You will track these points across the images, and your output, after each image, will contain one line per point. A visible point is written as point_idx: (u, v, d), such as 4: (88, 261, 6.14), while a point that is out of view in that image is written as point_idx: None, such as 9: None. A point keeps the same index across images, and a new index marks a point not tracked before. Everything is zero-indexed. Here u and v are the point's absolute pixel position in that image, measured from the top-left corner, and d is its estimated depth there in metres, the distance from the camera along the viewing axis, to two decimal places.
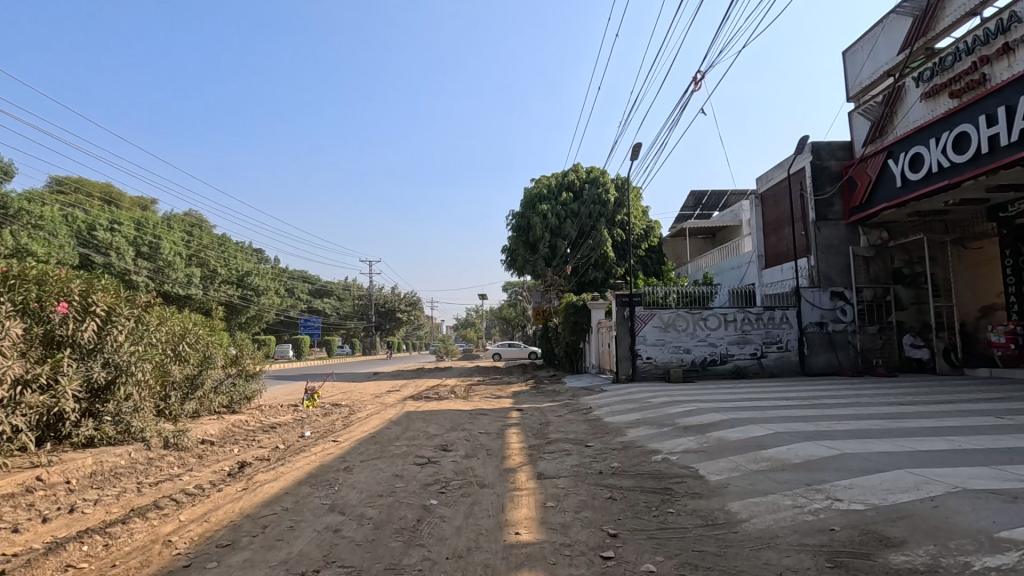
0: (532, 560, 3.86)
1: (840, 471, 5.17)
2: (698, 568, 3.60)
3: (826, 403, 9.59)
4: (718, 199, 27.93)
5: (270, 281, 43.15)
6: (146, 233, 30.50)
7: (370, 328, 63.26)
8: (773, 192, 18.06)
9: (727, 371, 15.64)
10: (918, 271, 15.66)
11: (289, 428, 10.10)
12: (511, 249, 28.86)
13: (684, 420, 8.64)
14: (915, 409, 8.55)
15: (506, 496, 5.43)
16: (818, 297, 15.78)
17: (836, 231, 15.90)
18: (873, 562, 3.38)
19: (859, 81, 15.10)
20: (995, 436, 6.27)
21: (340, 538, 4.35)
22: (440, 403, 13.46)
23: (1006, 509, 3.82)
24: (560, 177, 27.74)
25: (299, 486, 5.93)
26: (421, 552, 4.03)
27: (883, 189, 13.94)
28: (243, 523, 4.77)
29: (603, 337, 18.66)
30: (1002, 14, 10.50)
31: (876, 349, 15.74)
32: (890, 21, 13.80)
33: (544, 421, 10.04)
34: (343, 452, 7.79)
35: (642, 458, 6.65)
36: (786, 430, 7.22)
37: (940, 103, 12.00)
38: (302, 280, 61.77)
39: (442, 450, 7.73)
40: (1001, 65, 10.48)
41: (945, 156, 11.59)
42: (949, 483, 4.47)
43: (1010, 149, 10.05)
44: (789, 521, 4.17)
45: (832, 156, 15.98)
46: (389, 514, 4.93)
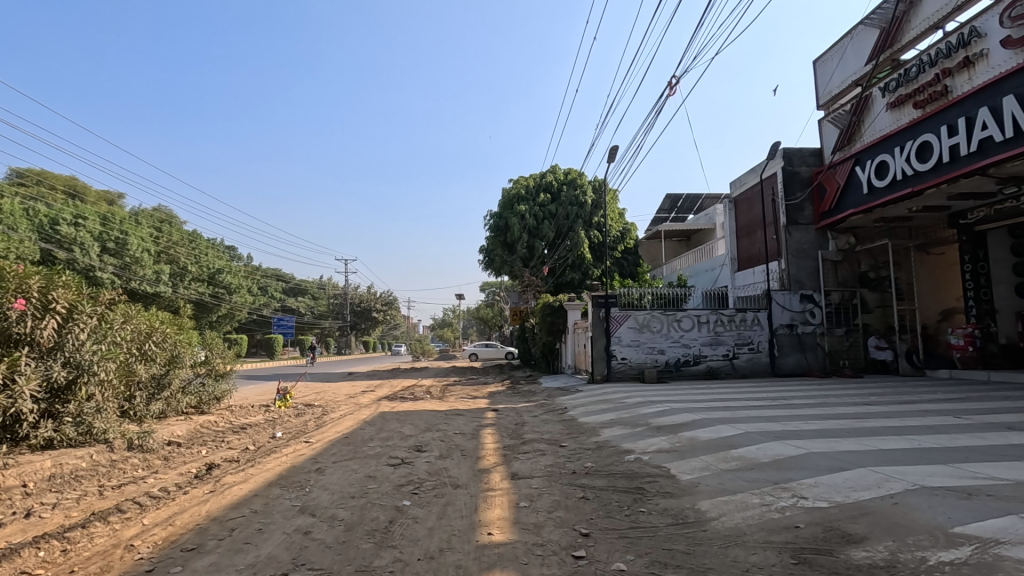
0: (504, 560, 3.86)
1: (807, 470, 5.30)
2: (668, 566, 3.64)
3: (794, 403, 9.84)
4: (693, 202, 28.46)
5: (242, 279, 42.22)
6: (113, 229, 29.69)
7: (345, 328, 62.54)
8: (746, 196, 18.42)
9: (700, 372, 15.88)
10: (883, 275, 16.15)
11: (261, 429, 9.93)
12: (488, 249, 28.80)
13: (657, 420, 8.76)
14: (877, 409, 8.83)
15: (480, 496, 5.43)
16: (789, 299, 16.15)
17: (806, 236, 16.28)
18: (835, 558, 3.47)
19: (829, 89, 15.50)
20: (953, 435, 6.52)
21: (311, 540, 4.29)
22: (415, 404, 13.38)
23: (962, 506, 3.97)
24: (538, 178, 27.91)
25: (269, 487, 5.84)
26: (393, 554, 4.00)
27: (851, 195, 14.36)
28: (210, 526, 4.65)
29: (579, 338, 18.79)
30: (962, 28, 10.89)
31: (843, 350, 16.14)
32: (859, 32, 14.21)
33: (520, 421, 10.07)
34: (315, 453, 7.68)
35: (616, 457, 6.73)
36: (755, 430, 7.37)
37: (904, 113, 12.38)
38: (277, 278, 60.76)
39: (416, 451, 7.68)
40: (962, 77, 10.86)
41: (909, 164, 11.98)
42: (908, 481, 4.62)
43: (970, 158, 10.46)
44: (756, 519, 4.26)
45: (803, 163, 16.36)
46: (361, 515, 4.89)
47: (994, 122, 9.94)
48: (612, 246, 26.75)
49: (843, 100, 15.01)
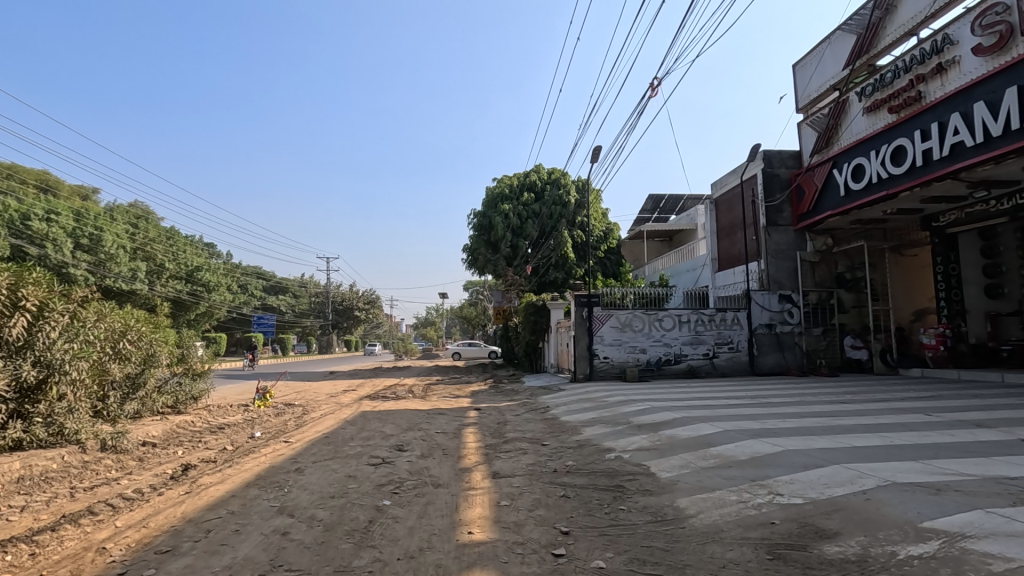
0: (484, 558, 3.86)
1: (783, 467, 5.40)
2: (646, 563, 3.68)
3: (771, 402, 9.99)
4: (675, 203, 28.76)
5: (221, 276, 41.58)
6: (87, 225, 29.04)
7: (326, 326, 61.86)
8: (727, 197, 18.64)
9: (681, 371, 16.04)
10: (859, 276, 16.48)
11: (239, 428, 9.79)
12: (471, 249, 28.75)
13: (638, 418, 8.85)
14: (852, 408, 9.00)
15: (460, 495, 5.40)
16: (767, 299, 16.40)
17: (785, 236, 16.53)
18: (809, 553, 3.54)
19: (808, 93, 15.77)
20: (924, 432, 6.70)
21: (289, 542, 4.24)
22: (397, 403, 13.30)
23: (931, 501, 4.08)
24: (522, 178, 27.94)
25: (246, 489, 5.75)
26: (372, 554, 3.98)
27: (829, 197, 14.62)
28: (185, 528, 4.58)
29: (562, 337, 18.85)
30: (936, 36, 11.14)
31: (820, 349, 16.42)
32: (836, 37, 14.49)
33: (502, 421, 10.06)
34: (295, 453, 7.59)
35: (597, 455, 6.79)
36: (732, 427, 7.49)
37: (880, 118, 12.64)
38: (257, 276, 59.89)
39: (397, 451, 7.62)
40: (935, 83, 11.12)
41: (884, 167, 12.25)
42: (880, 477, 4.73)
43: (942, 163, 10.74)
44: (734, 516, 4.32)
45: (782, 164, 16.60)
46: (341, 515, 4.85)
47: (965, 127, 10.20)
48: (595, 245, 26.84)
49: (821, 104, 15.28)
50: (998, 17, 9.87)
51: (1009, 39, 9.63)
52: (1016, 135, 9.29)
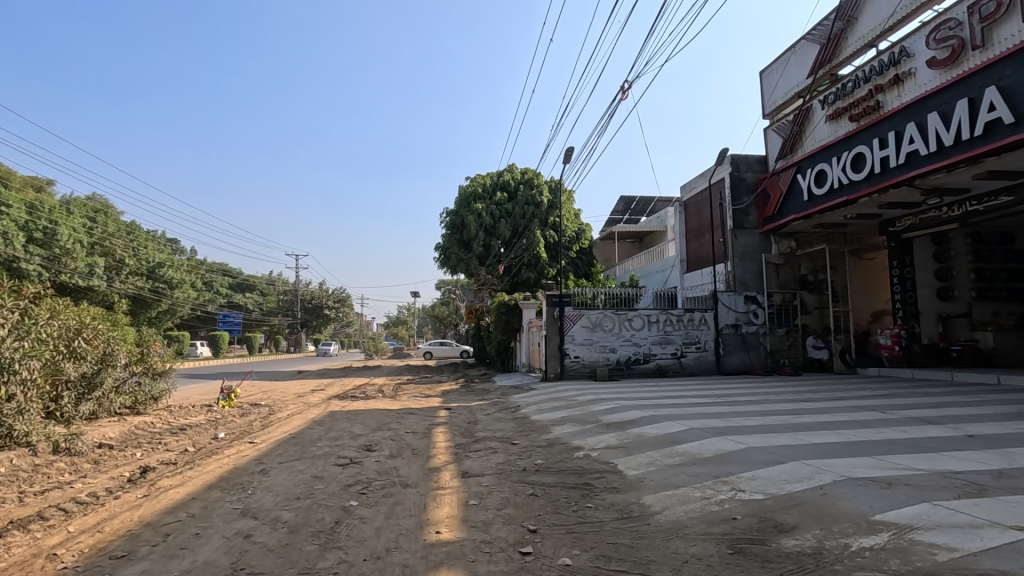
0: (451, 558, 3.85)
1: (745, 463, 5.55)
2: (611, 560, 3.74)
3: (737, 401, 10.23)
4: (646, 204, 29.20)
5: (185, 273, 40.37)
6: (41, 218, 27.85)
7: (295, 324, 60.70)
8: (696, 199, 19.01)
9: (650, 370, 16.28)
10: (821, 278, 16.99)
11: (202, 429, 9.53)
12: (443, 248, 28.61)
13: (607, 417, 8.95)
14: (814, 406, 9.28)
15: (429, 495, 5.38)
16: (734, 300, 16.78)
17: (751, 239, 16.94)
18: (767, 547, 3.65)
19: (773, 100, 16.19)
20: (878, 429, 6.98)
21: (252, 544, 4.15)
22: (366, 403, 13.15)
23: (882, 494, 4.25)
24: (495, 177, 27.97)
25: (208, 491, 5.61)
26: (338, 556, 3.93)
27: (792, 202, 15.06)
28: (143, 532, 4.44)
29: (533, 336, 18.92)
30: (893, 48, 11.57)
31: (783, 349, 16.87)
32: (801, 46, 14.92)
33: (472, 420, 10.04)
34: (260, 454, 7.44)
35: (566, 454, 6.85)
36: (698, 425, 7.66)
37: (841, 125, 13.07)
38: (222, 274, 58.41)
39: (366, 451, 7.54)
40: (893, 93, 11.55)
41: (845, 173, 12.69)
42: (837, 473, 4.90)
43: (899, 170, 11.18)
44: (697, 512, 4.42)
45: (749, 169, 17.00)
46: (306, 516, 4.77)
47: (920, 136, 10.64)
48: (568, 245, 27.04)
49: (786, 111, 15.72)
50: (950, 31, 10.26)
51: (961, 53, 10.01)
52: (965, 145, 9.74)
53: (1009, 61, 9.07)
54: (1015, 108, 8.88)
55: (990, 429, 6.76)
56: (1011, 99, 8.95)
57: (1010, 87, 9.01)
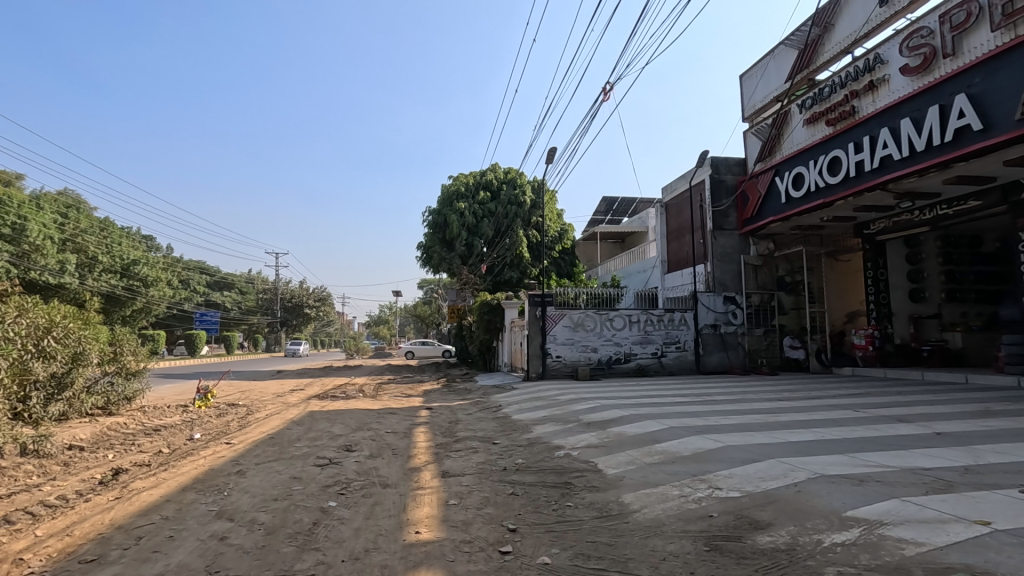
0: (430, 558, 3.84)
1: (722, 462, 5.63)
2: (590, 558, 3.76)
3: (715, 400, 10.37)
4: (628, 205, 29.45)
5: (161, 271, 39.54)
6: (9, 213, 27.03)
7: (274, 323, 59.84)
8: (677, 201, 19.21)
9: (630, 370, 16.41)
10: (798, 279, 17.30)
11: (177, 430, 9.35)
12: (426, 246, 28.47)
13: (587, 417, 9.00)
14: (789, 405, 9.45)
15: (409, 495, 5.35)
16: (713, 301, 17.01)
17: (730, 240, 17.19)
18: (743, 544, 3.70)
19: (753, 103, 16.44)
20: (851, 427, 7.13)
21: (227, 546, 4.09)
22: (347, 403, 13.01)
23: (854, 491, 4.34)
24: (478, 177, 27.93)
25: (182, 492, 5.51)
26: (316, 557, 3.89)
27: (771, 204, 15.32)
28: (114, 536, 4.34)
29: (515, 336, 18.94)
30: (868, 55, 11.83)
31: (761, 349, 17.14)
32: (780, 51, 15.17)
33: (454, 420, 10.01)
34: (237, 455, 7.32)
35: (546, 453, 6.88)
36: (677, 424, 7.75)
37: (818, 129, 13.33)
38: (199, 272, 57.35)
39: (345, 451, 7.48)
40: (867, 99, 11.81)
41: (822, 176, 12.96)
42: (811, 470, 4.99)
43: (873, 174, 11.45)
44: (675, 509, 4.47)
45: (728, 171, 17.24)
46: (284, 518, 4.71)
47: (893, 141, 10.90)
48: (550, 245, 27.11)
49: (765, 114, 15.97)
50: (922, 40, 10.51)
51: (932, 61, 10.26)
52: (936, 151, 10.01)
53: (978, 69, 9.34)
54: (984, 115, 9.16)
55: (957, 427, 6.97)
56: (980, 106, 9.23)
57: (979, 95, 9.28)
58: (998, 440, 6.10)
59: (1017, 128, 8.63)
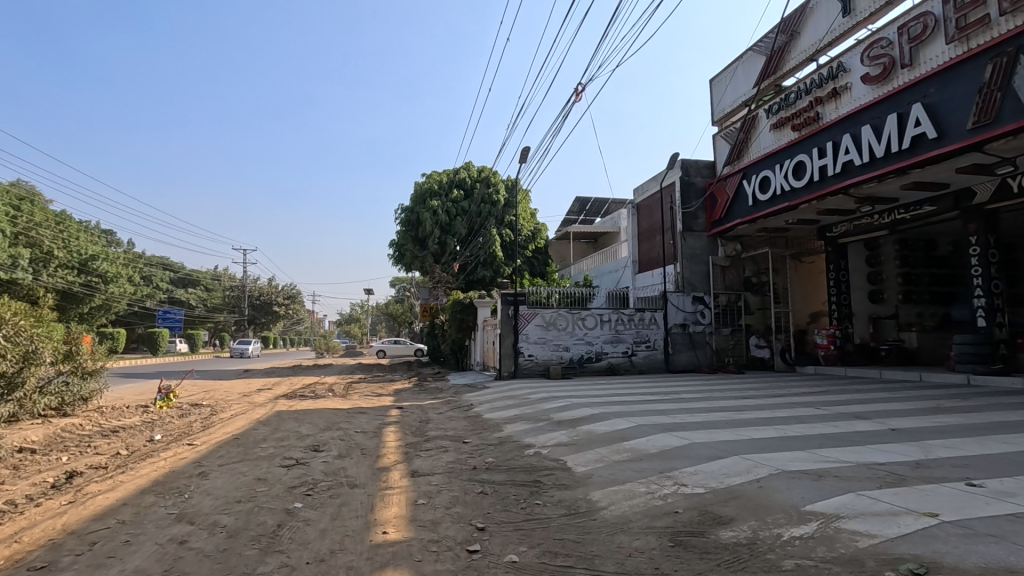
0: (398, 558, 3.81)
1: (688, 458, 5.73)
2: (557, 555, 3.79)
3: (683, 398, 10.55)
4: (601, 205, 29.76)
5: (121, 266, 38.24)
6: None
7: (241, 321, 58.45)
8: (648, 202, 19.48)
9: (601, 368, 16.57)
10: (764, 280, 17.74)
11: (137, 431, 9.05)
12: (398, 244, 28.20)
13: (558, 415, 9.05)
14: (755, 403, 9.68)
15: (377, 495, 5.30)
16: (682, 301, 17.30)
17: (699, 241, 17.51)
18: (707, 539, 3.78)
19: (722, 107, 16.78)
20: (812, 424, 7.38)
21: (187, 550, 3.98)
22: (315, 402, 12.77)
23: (813, 486, 4.48)
24: (451, 174, 27.78)
25: (141, 495, 5.34)
26: (279, 559, 3.82)
27: (738, 206, 15.67)
28: (66, 541, 4.18)
29: (488, 335, 18.93)
30: (832, 63, 12.19)
31: (728, 348, 17.52)
32: (748, 56, 15.52)
33: (425, 419, 9.96)
34: (199, 456, 7.13)
35: (516, 452, 6.89)
36: (646, 422, 7.86)
37: (784, 134, 13.68)
38: (162, 268, 55.66)
39: (313, 451, 7.37)
40: (830, 106, 12.16)
41: (787, 180, 13.32)
42: (772, 467, 5.13)
43: (835, 179, 11.82)
44: (642, 506, 4.53)
45: (698, 173, 17.57)
46: (247, 520, 4.61)
47: (854, 147, 11.28)
48: (524, 244, 27.15)
49: (733, 118, 16.31)
50: (882, 50, 10.88)
51: (891, 71, 10.62)
52: (894, 157, 10.40)
53: (933, 80, 9.72)
54: (938, 125, 9.55)
55: (910, 423, 7.26)
56: (934, 116, 9.61)
57: (934, 105, 9.67)
58: (947, 435, 6.40)
59: (968, 137, 9.03)
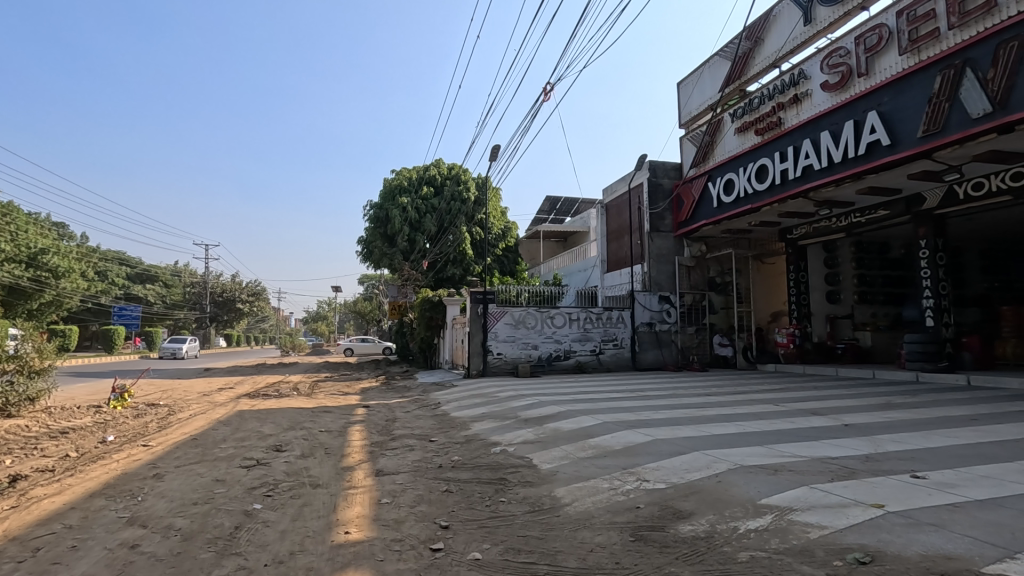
0: (359, 558, 3.77)
1: (651, 455, 5.84)
2: (521, 552, 3.81)
3: (648, 396, 10.74)
4: (571, 205, 30.01)
5: (74, 260, 36.64)
6: None
7: (202, 319, 56.76)
8: (617, 203, 19.71)
9: (570, 367, 16.70)
10: (727, 281, 18.17)
11: (88, 432, 8.69)
12: (367, 241, 27.85)
13: (525, 413, 9.09)
14: (716, 400, 9.91)
15: (340, 495, 5.23)
16: (649, 300, 17.57)
17: (666, 242, 17.82)
18: (666, 533, 3.86)
19: (689, 110, 17.09)
20: (770, 420, 7.61)
21: (139, 555, 3.85)
22: (279, 402, 12.47)
23: (769, 480, 4.62)
24: (421, 171, 27.55)
25: (90, 499, 5.13)
26: (236, 562, 3.73)
27: (704, 208, 16.00)
28: (6, 548, 3.98)
29: (456, 333, 18.85)
30: (794, 70, 12.56)
31: (693, 346, 17.88)
32: (714, 61, 15.85)
33: (391, 417, 9.86)
34: (154, 457, 6.89)
35: (483, 450, 6.89)
36: (611, 419, 7.97)
37: (747, 138, 14.03)
38: (118, 263, 53.58)
39: (275, 451, 7.22)
40: (792, 111, 12.52)
41: (750, 183, 13.68)
42: (730, 462, 5.26)
43: (796, 182, 12.19)
44: (605, 502, 4.60)
45: (665, 175, 17.90)
46: (202, 523, 4.48)
47: (813, 152, 11.66)
48: (494, 243, 27.10)
49: (700, 122, 16.64)
50: (841, 59, 11.27)
51: (849, 79, 11.00)
52: (851, 163, 10.79)
53: (887, 89, 10.12)
54: (891, 132, 9.95)
55: (862, 419, 7.57)
56: (888, 124, 10.01)
57: (888, 113, 10.07)
58: (896, 430, 6.68)
59: (918, 145, 9.44)
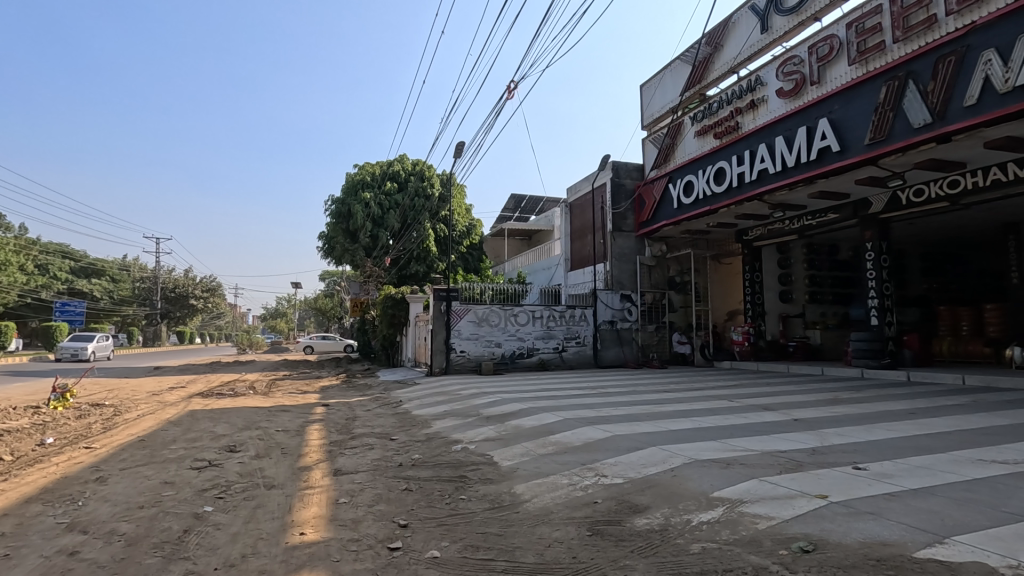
0: (315, 559, 3.70)
1: (610, 450, 5.94)
2: (479, 549, 3.81)
3: (609, 393, 10.92)
4: (535, 204, 30.13)
5: (11, 253, 34.49)
6: None
7: (153, 315, 54.44)
8: (580, 202, 19.93)
9: (533, 364, 16.81)
10: (686, 280, 18.61)
11: (25, 434, 8.21)
12: (328, 237, 27.27)
13: (487, 411, 9.09)
14: (674, 396, 10.16)
15: (296, 495, 5.12)
16: (611, 299, 17.84)
17: (628, 241, 18.12)
18: (622, 527, 3.93)
19: (650, 112, 17.41)
20: (725, 416, 7.85)
21: (78, 562, 3.68)
22: (234, 401, 12.11)
23: (722, 474, 4.76)
24: (385, 166, 27.15)
25: (25, 505, 4.86)
26: (185, 566, 3.61)
27: (665, 208, 16.33)
28: None
29: (420, 331, 18.70)
30: (750, 76, 12.95)
31: (653, 344, 18.25)
32: (675, 65, 16.20)
33: (351, 416, 9.70)
34: (97, 460, 6.57)
35: (444, 447, 6.86)
36: (572, 416, 8.07)
37: (706, 142, 14.40)
38: (61, 256, 50.80)
39: (228, 451, 7.01)
40: (749, 116, 12.92)
41: (708, 185, 14.05)
42: (686, 456, 5.40)
43: (752, 185, 12.59)
44: (563, 498, 4.65)
45: (627, 175, 18.20)
46: (149, 527, 4.31)
47: (769, 156, 12.06)
48: (458, 240, 26.97)
49: (661, 124, 16.97)
50: (794, 67, 11.68)
51: (802, 87, 11.41)
52: (803, 168, 11.21)
53: (837, 98, 10.55)
54: (841, 139, 10.38)
55: (809, 413, 7.90)
56: (838, 131, 10.44)
57: (838, 120, 10.50)
58: (841, 424, 7.00)
59: (865, 152, 9.89)
